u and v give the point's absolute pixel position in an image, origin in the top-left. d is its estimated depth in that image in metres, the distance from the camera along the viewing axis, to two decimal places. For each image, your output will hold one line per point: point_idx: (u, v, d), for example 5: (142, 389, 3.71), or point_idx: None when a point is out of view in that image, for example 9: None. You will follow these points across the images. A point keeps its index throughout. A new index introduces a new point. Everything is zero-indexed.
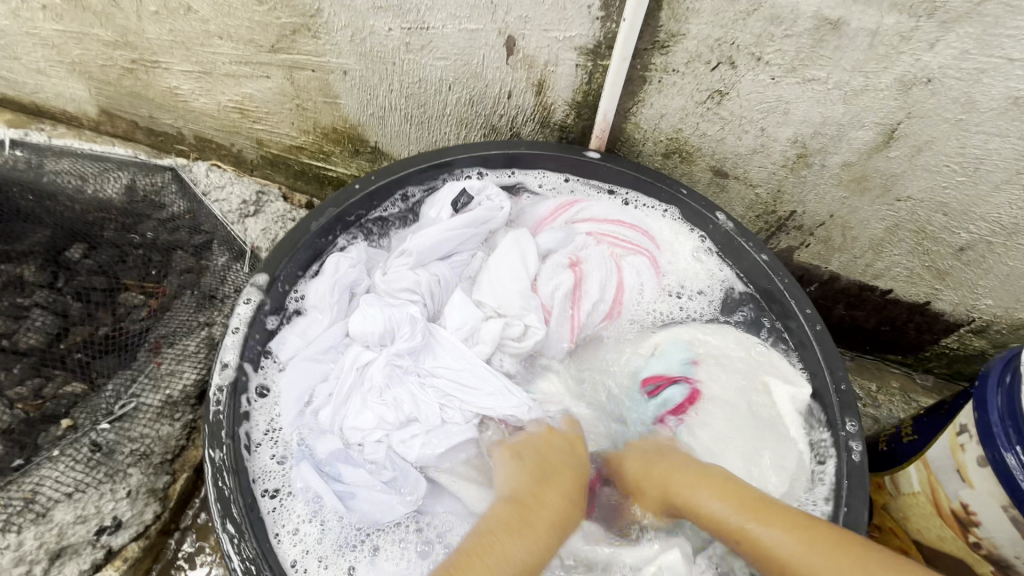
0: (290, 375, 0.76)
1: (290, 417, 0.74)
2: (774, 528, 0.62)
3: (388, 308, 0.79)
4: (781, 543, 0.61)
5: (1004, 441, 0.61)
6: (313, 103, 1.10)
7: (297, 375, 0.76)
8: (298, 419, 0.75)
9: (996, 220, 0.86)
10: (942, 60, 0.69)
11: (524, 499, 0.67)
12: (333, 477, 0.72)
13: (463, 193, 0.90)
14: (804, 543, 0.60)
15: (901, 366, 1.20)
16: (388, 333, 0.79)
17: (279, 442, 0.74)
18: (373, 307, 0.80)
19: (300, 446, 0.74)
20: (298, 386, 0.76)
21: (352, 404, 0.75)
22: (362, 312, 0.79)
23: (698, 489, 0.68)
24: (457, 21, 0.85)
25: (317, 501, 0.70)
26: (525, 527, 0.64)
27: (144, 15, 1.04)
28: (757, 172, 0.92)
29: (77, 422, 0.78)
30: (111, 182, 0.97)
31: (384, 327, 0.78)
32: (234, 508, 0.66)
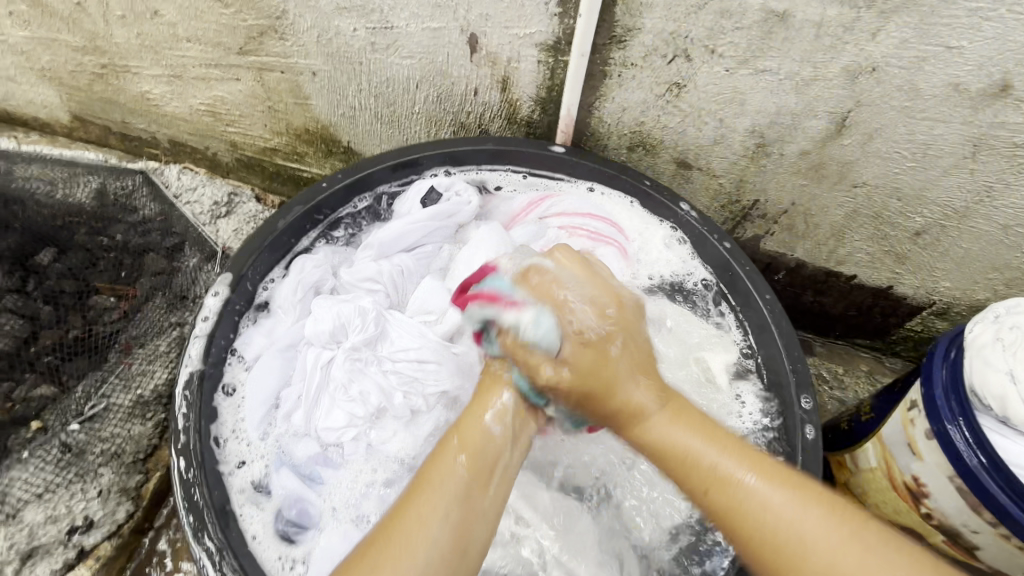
0: (256, 374, 0.77)
1: (255, 419, 0.75)
2: (790, 495, 0.52)
3: (338, 305, 0.80)
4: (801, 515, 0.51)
5: (948, 414, 0.64)
6: (284, 105, 1.11)
7: (264, 372, 0.77)
8: (265, 422, 0.75)
9: (947, 204, 0.88)
10: (885, 49, 0.72)
11: (468, 433, 0.58)
12: (315, 482, 0.72)
13: (432, 190, 0.92)
14: (826, 518, 0.51)
15: (870, 351, 1.22)
16: (341, 328, 0.79)
17: (247, 441, 0.74)
18: (328, 304, 0.80)
19: (273, 449, 0.74)
20: (261, 383, 0.76)
21: (318, 403, 0.75)
22: (318, 310, 0.79)
23: (675, 424, 0.57)
24: (419, 20, 0.86)
25: (298, 506, 0.70)
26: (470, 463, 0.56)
27: (111, 20, 1.05)
28: (719, 162, 0.95)
29: (47, 424, 0.78)
30: (80, 188, 0.99)
31: (334, 325, 0.78)
32: (210, 526, 0.65)
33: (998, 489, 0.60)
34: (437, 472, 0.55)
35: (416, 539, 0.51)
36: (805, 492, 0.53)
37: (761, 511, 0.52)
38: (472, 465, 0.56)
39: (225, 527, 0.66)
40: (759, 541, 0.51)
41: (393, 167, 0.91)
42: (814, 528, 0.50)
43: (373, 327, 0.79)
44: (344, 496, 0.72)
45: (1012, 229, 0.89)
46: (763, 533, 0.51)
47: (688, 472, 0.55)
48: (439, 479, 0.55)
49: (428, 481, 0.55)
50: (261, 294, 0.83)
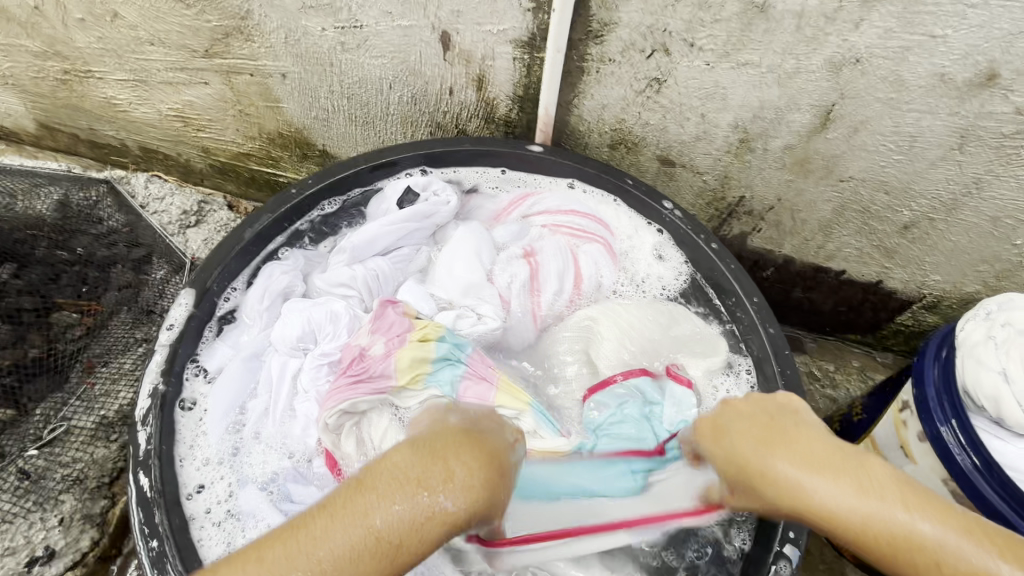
0: (218, 386, 0.74)
1: (217, 432, 0.72)
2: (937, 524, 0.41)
3: (310, 309, 0.76)
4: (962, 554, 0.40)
5: (939, 414, 0.62)
6: (255, 109, 1.08)
7: (228, 381, 0.75)
8: (225, 433, 0.72)
9: (935, 197, 0.87)
10: (868, 39, 0.69)
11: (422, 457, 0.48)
12: (282, 499, 0.69)
13: (409, 191, 0.89)
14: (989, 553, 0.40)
15: (861, 346, 1.21)
16: (311, 334, 0.76)
17: (207, 459, 0.70)
18: (297, 311, 0.76)
19: (233, 464, 0.71)
20: (222, 393, 0.74)
21: (287, 411, 0.74)
22: (285, 317, 0.76)
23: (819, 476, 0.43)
24: (389, 18, 0.83)
25: (262, 524, 0.67)
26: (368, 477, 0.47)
27: (70, 23, 1.01)
28: (702, 159, 0.92)
29: (3, 450, 0.75)
30: (40, 199, 0.94)
31: (303, 330, 0.75)
32: (168, 550, 0.62)
33: (993, 494, 0.57)
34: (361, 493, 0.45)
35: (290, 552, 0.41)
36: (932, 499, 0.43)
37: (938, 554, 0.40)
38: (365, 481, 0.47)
39: (186, 558, 0.63)
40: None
41: (368, 168, 0.88)
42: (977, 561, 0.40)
43: (345, 334, 0.76)
44: None
45: (1001, 221, 0.87)
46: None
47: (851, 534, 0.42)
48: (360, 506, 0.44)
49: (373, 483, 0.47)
50: (221, 308, 0.79)
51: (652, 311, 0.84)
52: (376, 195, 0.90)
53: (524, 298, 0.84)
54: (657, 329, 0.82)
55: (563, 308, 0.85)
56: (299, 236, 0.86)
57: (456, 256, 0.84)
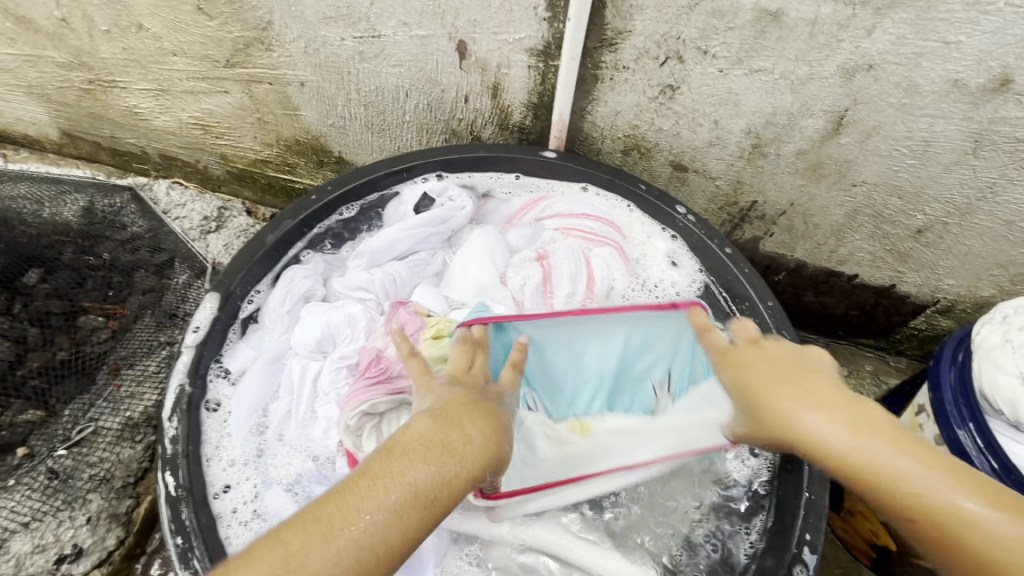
0: (241, 388, 0.76)
1: (241, 434, 0.74)
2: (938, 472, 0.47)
3: (328, 313, 0.79)
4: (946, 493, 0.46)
5: (957, 418, 0.62)
6: (273, 117, 1.10)
7: (252, 383, 0.76)
8: (249, 435, 0.74)
9: (949, 201, 0.87)
10: (881, 46, 0.70)
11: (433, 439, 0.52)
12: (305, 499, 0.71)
13: (425, 197, 0.91)
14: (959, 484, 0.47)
15: (874, 350, 1.21)
16: (329, 338, 0.78)
17: (232, 459, 0.72)
18: (318, 315, 0.79)
19: (258, 465, 0.73)
20: (246, 396, 0.76)
21: (308, 413, 0.76)
22: (307, 321, 0.78)
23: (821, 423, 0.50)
24: (407, 27, 0.85)
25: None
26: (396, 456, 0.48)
27: (96, 35, 1.03)
28: (715, 164, 0.93)
29: (33, 450, 0.77)
30: (67, 206, 0.97)
31: (322, 334, 0.77)
32: (196, 549, 0.63)
33: None
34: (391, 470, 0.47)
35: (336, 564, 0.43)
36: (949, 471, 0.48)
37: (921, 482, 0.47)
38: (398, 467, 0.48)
39: (215, 556, 0.63)
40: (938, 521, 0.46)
41: (386, 173, 0.89)
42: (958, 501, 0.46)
43: (362, 337, 0.78)
44: None
45: (1015, 225, 0.87)
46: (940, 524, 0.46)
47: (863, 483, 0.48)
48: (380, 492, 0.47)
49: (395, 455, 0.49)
50: (244, 310, 0.81)
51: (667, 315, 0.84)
52: (394, 201, 0.92)
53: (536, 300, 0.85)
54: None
55: (577, 310, 0.86)
56: (318, 239, 0.88)
57: (470, 260, 0.86)
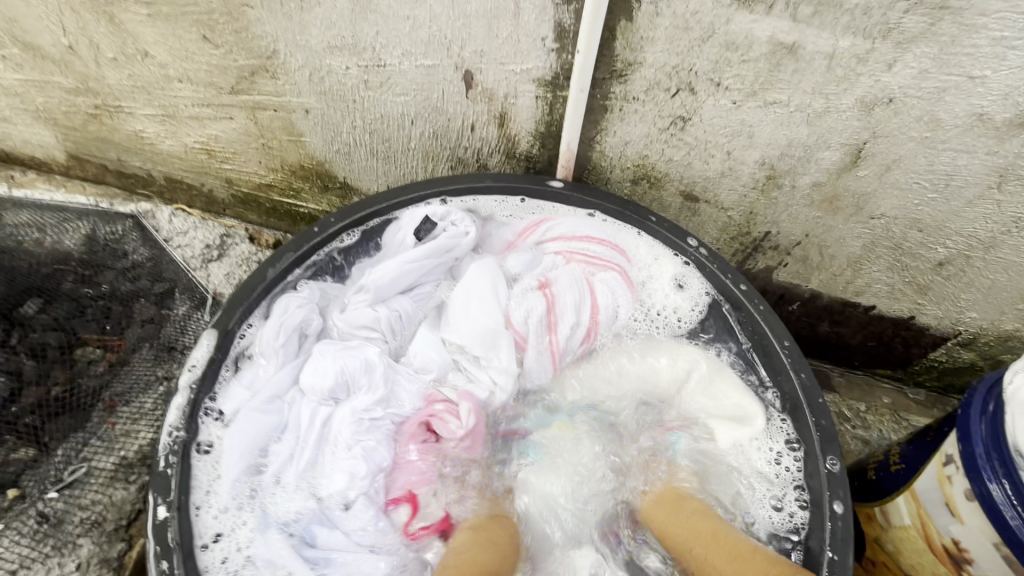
0: (234, 430, 0.73)
1: (233, 476, 0.71)
2: None
3: (343, 357, 0.76)
4: None
5: (988, 472, 0.59)
6: (278, 142, 1.09)
7: (245, 429, 0.73)
8: (241, 479, 0.71)
9: (972, 235, 0.84)
10: (902, 79, 0.68)
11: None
12: (304, 543, 0.70)
13: (426, 220, 0.88)
14: None
15: (893, 382, 1.17)
16: (343, 386, 0.76)
17: (223, 505, 0.70)
18: (327, 357, 0.77)
19: (254, 506, 0.71)
20: (241, 440, 0.72)
21: (314, 460, 0.73)
22: (314, 363, 0.76)
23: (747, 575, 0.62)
24: (412, 57, 0.84)
25: (284, 572, 0.67)
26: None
27: (103, 62, 1.03)
28: (727, 195, 0.91)
29: (25, 491, 0.75)
30: (69, 234, 0.95)
31: (338, 381, 0.75)
32: None
33: None
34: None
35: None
36: None
37: None
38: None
39: None
40: None
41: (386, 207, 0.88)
42: None
43: (381, 388, 0.76)
44: (338, 558, 0.69)
45: None
46: None
47: None
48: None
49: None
50: (238, 345, 0.79)
51: (669, 352, 0.84)
52: (393, 225, 0.89)
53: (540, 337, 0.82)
54: (679, 381, 0.82)
55: (581, 343, 0.84)
56: (322, 268, 0.87)
57: (472, 297, 0.83)
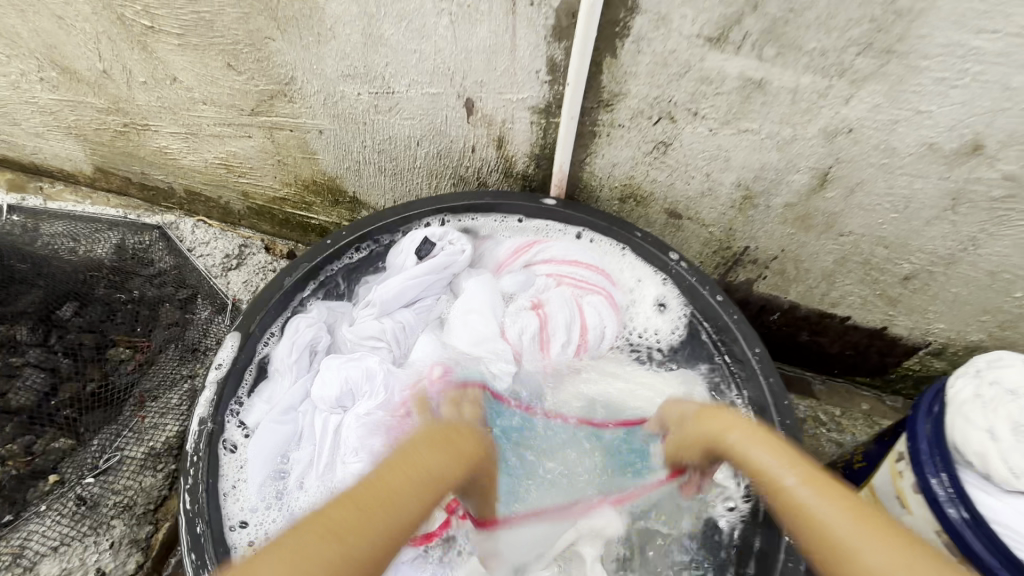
0: (258, 438, 0.80)
1: (258, 479, 0.79)
2: (863, 527, 0.51)
3: (346, 368, 0.85)
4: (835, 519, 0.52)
5: (930, 467, 0.65)
6: (293, 159, 1.17)
7: (266, 438, 0.81)
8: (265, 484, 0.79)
9: (933, 251, 0.91)
10: (859, 112, 0.75)
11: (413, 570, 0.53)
12: None
13: (426, 241, 0.96)
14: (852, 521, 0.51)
15: (870, 389, 1.23)
16: (348, 394, 0.84)
17: (251, 503, 0.77)
18: (337, 367, 0.86)
19: (281, 506, 0.78)
20: (265, 448, 0.80)
21: (332, 461, 0.80)
22: (325, 375, 0.85)
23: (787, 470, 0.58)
24: (419, 86, 0.92)
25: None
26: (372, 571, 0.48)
27: (134, 85, 1.12)
28: (708, 212, 0.98)
29: (63, 477, 0.82)
30: (100, 243, 1.04)
31: (343, 389, 0.84)
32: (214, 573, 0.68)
33: (981, 548, 0.60)
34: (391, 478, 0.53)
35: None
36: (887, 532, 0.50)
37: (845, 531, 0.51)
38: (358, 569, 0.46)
39: None
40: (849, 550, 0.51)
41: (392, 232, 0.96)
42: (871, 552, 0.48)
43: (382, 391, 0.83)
44: None
45: (999, 275, 0.91)
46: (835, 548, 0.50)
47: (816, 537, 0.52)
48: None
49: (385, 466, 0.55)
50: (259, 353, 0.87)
51: (646, 380, 0.94)
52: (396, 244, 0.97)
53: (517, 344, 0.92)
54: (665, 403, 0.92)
55: (573, 358, 0.94)
56: (331, 284, 0.95)
57: (470, 310, 0.92)
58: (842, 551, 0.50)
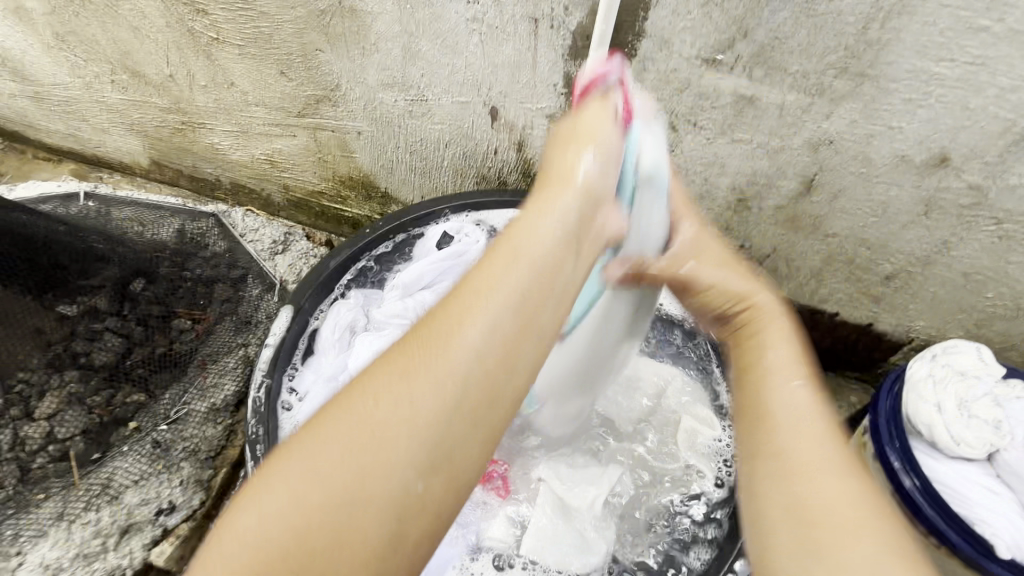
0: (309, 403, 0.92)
1: None
2: (834, 446, 0.54)
3: (377, 343, 0.97)
4: (825, 461, 0.53)
5: (885, 437, 0.74)
6: (332, 157, 1.30)
7: (313, 401, 0.92)
8: None
9: (910, 253, 1.00)
10: (838, 127, 0.85)
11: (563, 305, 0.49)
12: None
13: (445, 236, 1.09)
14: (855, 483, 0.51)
15: (859, 383, 1.32)
16: None
17: None
18: (371, 341, 0.97)
19: None
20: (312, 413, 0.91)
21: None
22: (362, 347, 0.96)
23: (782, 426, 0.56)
24: (450, 94, 1.04)
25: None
26: (489, 346, 0.44)
27: (195, 88, 1.26)
28: (706, 213, 1.08)
29: (141, 424, 0.98)
30: (164, 228, 1.18)
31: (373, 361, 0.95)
32: None
33: (924, 505, 0.69)
34: (503, 273, 0.47)
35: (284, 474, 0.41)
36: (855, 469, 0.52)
37: (804, 470, 0.52)
38: (476, 348, 0.44)
39: None
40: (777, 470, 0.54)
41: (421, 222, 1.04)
42: (830, 488, 0.50)
43: None
44: None
45: (971, 276, 1.00)
46: (796, 473, 0.52)
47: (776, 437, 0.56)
48: (459, 439, 0.43)
49: (513, 248, 0.49)
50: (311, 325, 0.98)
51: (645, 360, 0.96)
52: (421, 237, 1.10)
53: (613, 203, 0.56)
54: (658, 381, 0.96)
55: None
56: (365, 270, 1.07)
57: None
58: (780, 414, 0.58)
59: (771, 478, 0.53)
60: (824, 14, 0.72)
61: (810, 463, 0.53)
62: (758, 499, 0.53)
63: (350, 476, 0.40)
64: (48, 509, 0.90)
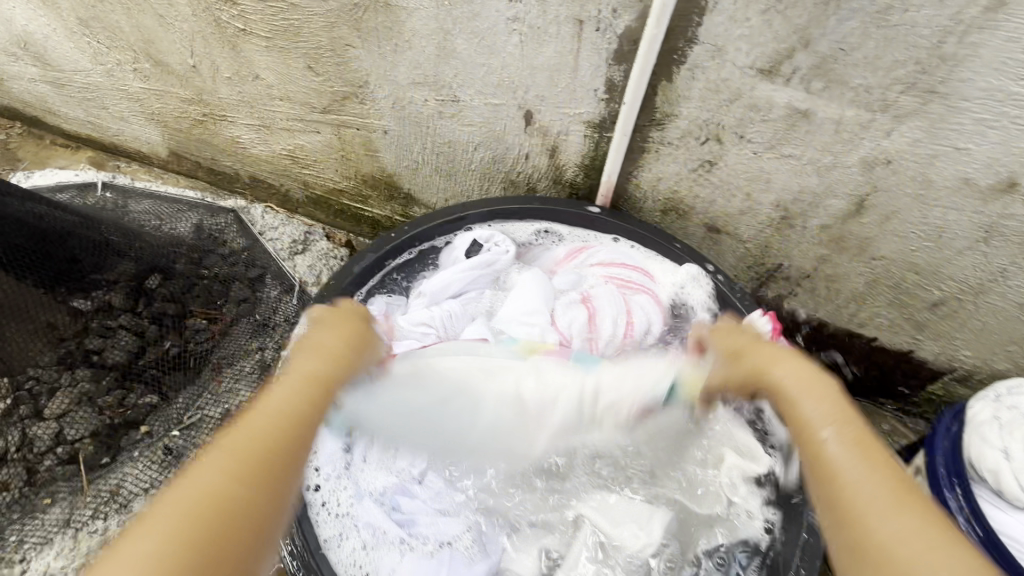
0: None
1: (328, 452, 0.85)
2: (887, 494, 0.48)
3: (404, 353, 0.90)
4: (874, 510, 0.48)
5: (945, 481, 0.70)
6: (356, 155, 1.26)
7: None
8: (333, 455, 0.85)
9: (963, 280, 0.95)
10: (898, 145, 0.80)
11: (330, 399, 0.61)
12: (392, 509, 0.83)
13: (474, 243, 1.06)
14: (918, 539, 0.45)
15: (892, 410, 1.26)
16: None
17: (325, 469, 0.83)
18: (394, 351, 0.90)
19: (350, 476, 0.84)
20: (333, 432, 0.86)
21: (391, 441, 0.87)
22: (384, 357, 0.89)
23: (860, 464, 0.51)
24: (483, 96, 0.99)
25: (378, 532, 0.80)
26: (290, 424, 0.55)
27: (219, 80, 1.22)
28: (746, 229, 1.03)
29: (152, 429, 0.97)
30: (182, 222, 1.16)
31: None
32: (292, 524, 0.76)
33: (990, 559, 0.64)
34: (293, 376, 0.60)
35: (116, 557, 0.42)
36: (905, 505, 0.48)
37: (892, 546, 0.46)
38: (286, 419, 0.55)
39: (310, 539, 0.75)
40: (861, 552, 0.47)
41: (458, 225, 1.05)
42: (910, 550, 0.45)
43: None
44: (422, 519, 0.83)
45: None
46: (876, 555, 0.46)
47: (846, 512, 0.49)
48: (279, 493, 0.51)
49: (318, 355, 0.63)
50: None
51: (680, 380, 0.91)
52: (444, 248, 1.07)
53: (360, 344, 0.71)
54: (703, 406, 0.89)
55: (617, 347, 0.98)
56: (389, 282, 1.04)
57: (523, 298, 0.99)
58: (817, 456, 0.53)
59: (862, 560, 0.47)
60: (897, 25, 0.68)
61: (884, 538, 0.46)
62: (836, 491, 0.51)
63: (184, 522, 0.44)
64: (54, 515, 0.90)
